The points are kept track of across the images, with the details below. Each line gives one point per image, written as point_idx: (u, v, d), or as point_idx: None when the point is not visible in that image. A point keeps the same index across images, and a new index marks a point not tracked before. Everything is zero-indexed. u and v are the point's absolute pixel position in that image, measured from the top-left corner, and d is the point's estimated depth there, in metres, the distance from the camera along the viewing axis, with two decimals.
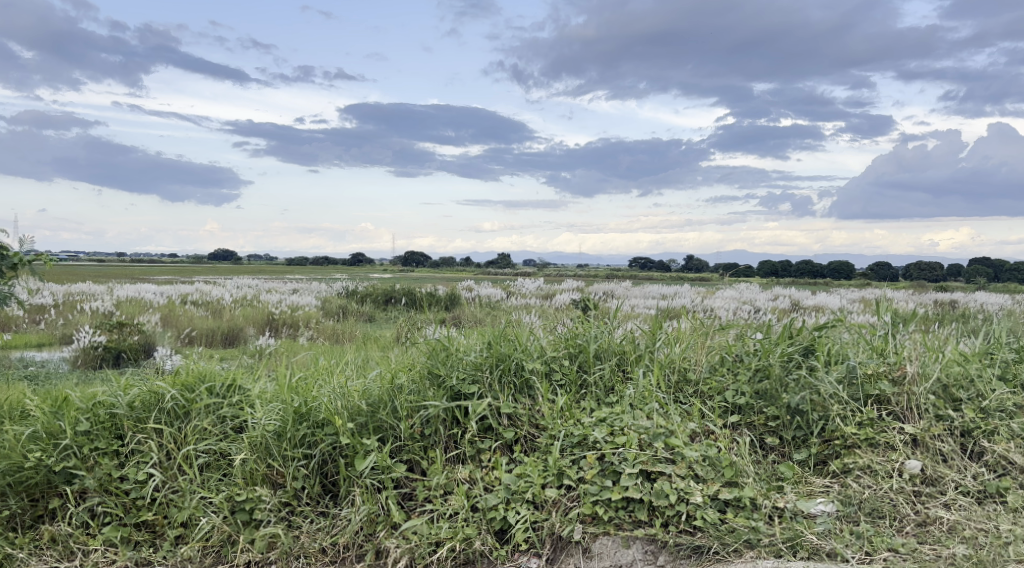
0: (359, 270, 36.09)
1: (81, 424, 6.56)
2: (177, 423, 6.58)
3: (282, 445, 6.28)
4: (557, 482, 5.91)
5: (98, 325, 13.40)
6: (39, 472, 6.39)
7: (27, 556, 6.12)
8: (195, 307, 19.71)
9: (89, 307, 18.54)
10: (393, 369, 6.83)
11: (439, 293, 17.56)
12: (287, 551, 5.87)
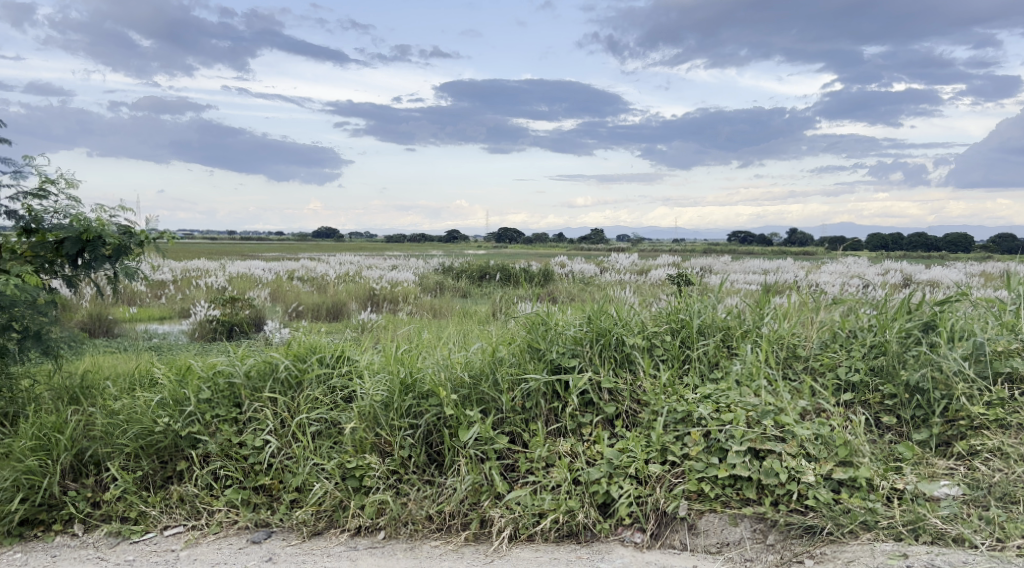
0: (456, 246, 36.45)
1: (203, 392, 6.93)
2: (290, 393, 6.93)
3: (389, 414, 6.36)
4: (661, 458, 5.83)
5: (213, 300, 14.00)
6: (168, 436, 6.76)
7: (158, 514, 6.50)
8: (302, 283, 20.31)
9: (203, 283, 19.32)
10: (493, 343, 6.87)
11: (535, 269, 17.57)
12: (394, 518, 5.94)
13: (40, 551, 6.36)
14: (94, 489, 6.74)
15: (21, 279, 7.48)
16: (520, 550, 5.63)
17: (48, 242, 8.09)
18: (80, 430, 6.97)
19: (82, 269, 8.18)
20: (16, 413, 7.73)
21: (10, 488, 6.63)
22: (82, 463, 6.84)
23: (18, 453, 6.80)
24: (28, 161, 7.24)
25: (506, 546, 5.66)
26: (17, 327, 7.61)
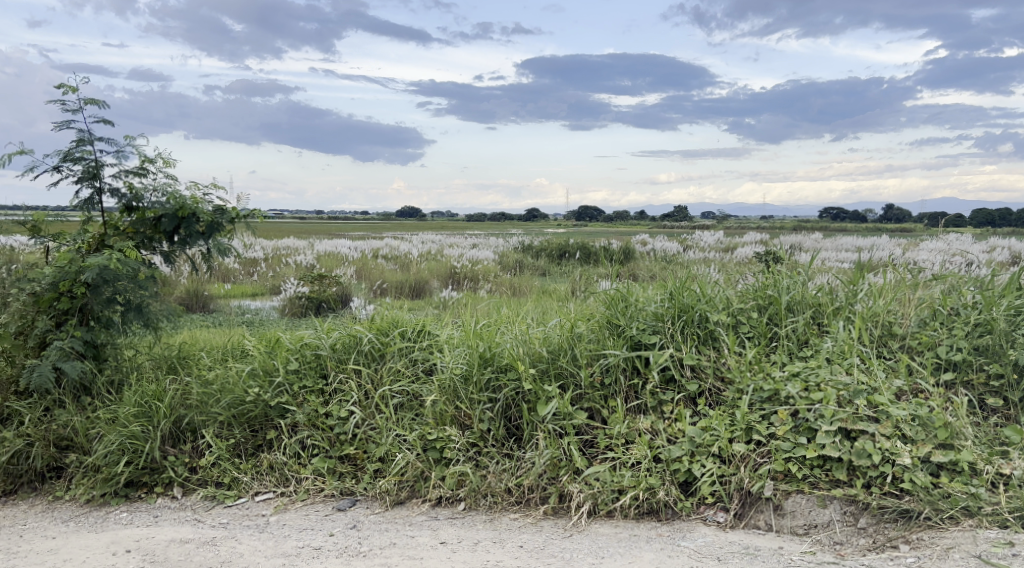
0: (538, 224, 36.38)
1: (291, 363, 7.13)
2: (374, 364, 7.04)
3: (469, 388, 6.34)
4: (745, 437, 5.66)
5: (300, 276, 14.30)
6: (258, 406, 6.96)
7: (250, 480, 6.68)
8: (386, 260, 20.55)
9: (291, 261, 19.73)
10: (572, 318, 6.80)
11: (616, 248, 17.36)
12: (474, 489, 5.92)
13: (142, 511, 6.70)
14: (191, 454, 7.04)
15: (124, 253, 7.85)
16: (601, 525, 5.55)
17: (147, 220, 8.33)
18: (178, 399, 7.27)
19: (178, 246, 8.40)
20: (118, 381, 7.99)
21: (115, 451, 7.02)
22: (180, 430, 7.16)
23: (123, 418, 7.16)
24: (129, 140, 7.55)
25: (585, 521, 5.58)
26: (120, 299, 7.93)
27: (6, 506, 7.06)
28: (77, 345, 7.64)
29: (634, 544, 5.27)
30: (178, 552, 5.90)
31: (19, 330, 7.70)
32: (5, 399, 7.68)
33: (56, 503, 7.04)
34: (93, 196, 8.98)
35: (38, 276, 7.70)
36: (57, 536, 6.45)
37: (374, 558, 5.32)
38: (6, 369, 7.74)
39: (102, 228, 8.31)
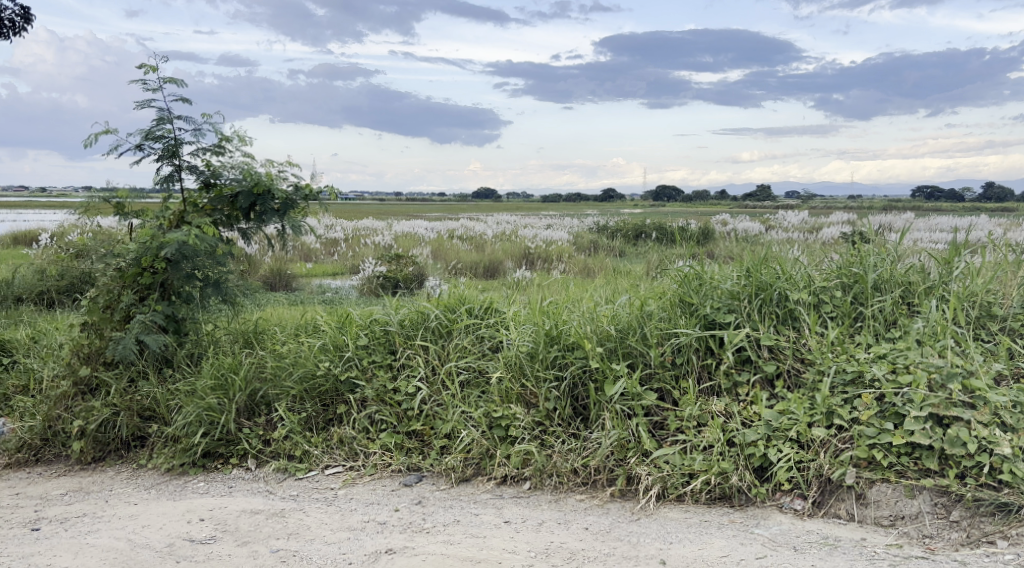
0: (614, 205, 36.02)
1: (361, 338, 7.11)
2: (441, 341, 6.96)
3: (535, 365, 6.19)
4: (826, 422, 5.40)
5: (380, 258, 14.81)
6: (329, 379, 6.97)
7: (321, 454, 6.68)
8: (462, 241, 20.61)
9: (370, 242, 19.89)
10: (642, 296, 6.59)
11: (694, 228, 16.97)
12: (540, 469, 5.77)
13: (218, 481, 6.79)
14: (265, 427, 7.12)
15: (201, 229, 7.90)
16: (671, 510, 5.36)
17: (224, 197, 8.38)
18: (253, 371, 7.34)
19: (254, 222, 8.41)
20: (198, 354, 8.10)
21: (194, 422, 7.10)
22: (255, 402, 7.22)
23: (200, 391, 7.22)
24: (208, 119, 7.52)
25: (653, 505, 5.39)
26: (199, 274, 8.02)
27: (94, 472, 7.41)
28: (158, 319, 7.80)
29: (704, 530, 5.07)
30: (248, 522, 5.93)
31: (105, 304, 7.85)
32: (94, 369, 7.88)
33: (140, 470, 7.29)
34: (173, 173, 9.10)
35: (122, 252, 7.89)
36: (138, 502, 6.65)
37: (437, 535, 5.23)
38: (95, 341, 7.92)
39: (182, 204, 8.40)
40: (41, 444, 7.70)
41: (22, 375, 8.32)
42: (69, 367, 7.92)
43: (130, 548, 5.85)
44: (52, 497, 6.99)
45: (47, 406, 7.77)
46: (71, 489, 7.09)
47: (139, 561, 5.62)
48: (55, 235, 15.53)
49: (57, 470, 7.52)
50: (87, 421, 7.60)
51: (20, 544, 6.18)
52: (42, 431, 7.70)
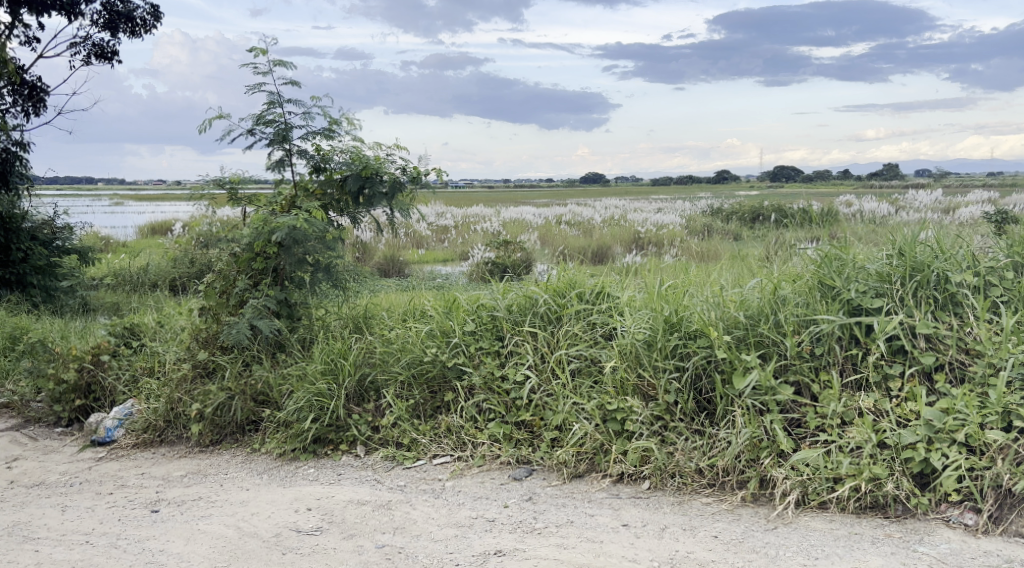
0: (727, 188, 34.96)
1: (467, 324, 6.82)
2: (551, 327, 6.60)
3: (652, 354, 5.73)
4: (1002, 424, 4.84)
5: (487, 245, 14.95)
6: (436, 365, 6.72)
7: (428, 443, 6.45)
8: (571, 226, 20.26)
9: (479, 228, 19.73)
10: (773, 279, 6.05)
11: (816, 209, 16.03)
12: (660, 468, 5.36)
13: (328, 468, 6.64)
14: (374, 414, 6.94)
15: (310, 213, 7.78)
16: (815, 518, 4.86)
17: (334, 181, 8.23)
18: (362, 355, 7.15)
19: (363, 207, 8.21)
20: (309, 339, 7.97)
21: (305, 408, 6.97)
22: (364, 388, 7.06)
23: (310, 375, 7.09)
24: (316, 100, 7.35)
25: (792, 513, 4.90)
26: (310, 259, 7.91)
27: (212, 455, 7.40)
28: (270, 304, 7.72)
29: (855, 545, 4.55)
30: (355, 514, 5.72)
31: (221, 289, 7.86)
32: (211, 353, 7.87)
33: (254, 455, 7.21)
34: (284, 158, 9.04)
35: (237, 238, 7.90)
36: (250, 488, 6.55)
37: (550, 538, 4.87)
38: (212, 326, 7.93)
39: (293, 189, 8.28)
40: (164, 426, 7.78)
41: (151, 358, 8.40)
42: (188, 351, 7.96)
43: (238, 537, 5.73)
44: (173, 479, 7.02)
45: (169, 388, 7.82)
46: (191, 471, 7.11)
47: (246, 551, 5.48)
48: (182, 224, 15.98)
49: (179, 451, 7.56)
50: (205, 404, 7.62)
51: (137, 527, 6.20)
52: (165, 413, 7.77)
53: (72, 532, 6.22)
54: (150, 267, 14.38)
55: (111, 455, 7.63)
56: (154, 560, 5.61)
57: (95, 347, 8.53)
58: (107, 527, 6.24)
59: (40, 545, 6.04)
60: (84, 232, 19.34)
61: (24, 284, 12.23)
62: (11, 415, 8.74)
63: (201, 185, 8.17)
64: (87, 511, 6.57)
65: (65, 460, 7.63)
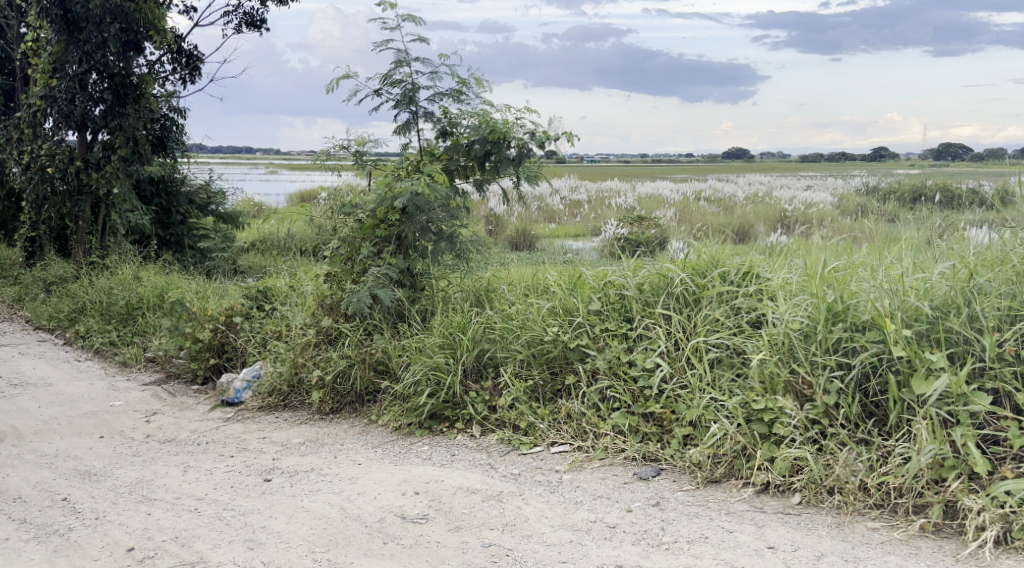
0: (881, 166, 32.80)
1: (593, 303, 6.22)
2: (687, 310, 5.88)
3: (810, 348, 4.96)
4: None
5: (621, 220, 14.43)
6: (557, 346, 6.16)
7: (547, 429, 5.95)
8: (711, 204, 19.26)
9: (613, 203, 19.00)
10: (966, 264, 5.14)
11: (988, 189, 14.46)
12: (815, 481, 4.62)
13: (442, 447, 6.20)
14: (492, 393, 6.43)
15: (433, 177, 7.32)
16: (1016, 562, 4.02)
17: (461, 147, 7.70)
18: (481, 331, 6.64)
19: (490, 173, 7.67)
20: (431, 311, 7.49)
21: (421, 381, 6.55)
22: (482, 364, 6.55)
23: (428, 348, 6.64)
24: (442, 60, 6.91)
25: (988, 553, 4.09)
26: (434, 228, 7.47)
27: (331, 423, 7.08)
28: (391, 273, 7.35)
29: None
30: (464, 504, 5.23)
31: (347, 256, 7.53)
32: (335, 320, 7.52)
33: (371, 426, 6.84)
34: (411, 121, 8.60)
35: (361, 203, 7.50)
36: (362, 462, 6.17)
37: (679, 556, 4.23)
38: (337, 293, 7.57)
39: (418, 154, 7.83)
40: (288, 390, 7.52)
41: (281, 321, 8.14)
42: (313, 317, 7.64)
43: (340, 519, 5.33)
44: (291, 446, 6.75)
45: (294, 353, 7.53)
46: (309, 439, 6.81)
47: (347, 536, 5.08)
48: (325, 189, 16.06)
49: (300, 417, 7.28)
50: (326, 371, 7.30)
51: (246, 496, 5.93)
52: (290, 377, 7.50)
53: (186, 496, 6.01)
54: (296, 236, 14.58)
55: (237, 417, 7.46)
56: (254, 537, 5.28)
57: (230, 308, 8.44)
58: (218, 494, 6.00)
59: (153, 507, 5.85)
60: (236, 197, 19.94)
61: (181, 245, 12.80)
62: (154, 370, 8.80)
63: (339, 157, 7.84)
64: (205, 473, 6.38)
65: (196, 419, 7.53)
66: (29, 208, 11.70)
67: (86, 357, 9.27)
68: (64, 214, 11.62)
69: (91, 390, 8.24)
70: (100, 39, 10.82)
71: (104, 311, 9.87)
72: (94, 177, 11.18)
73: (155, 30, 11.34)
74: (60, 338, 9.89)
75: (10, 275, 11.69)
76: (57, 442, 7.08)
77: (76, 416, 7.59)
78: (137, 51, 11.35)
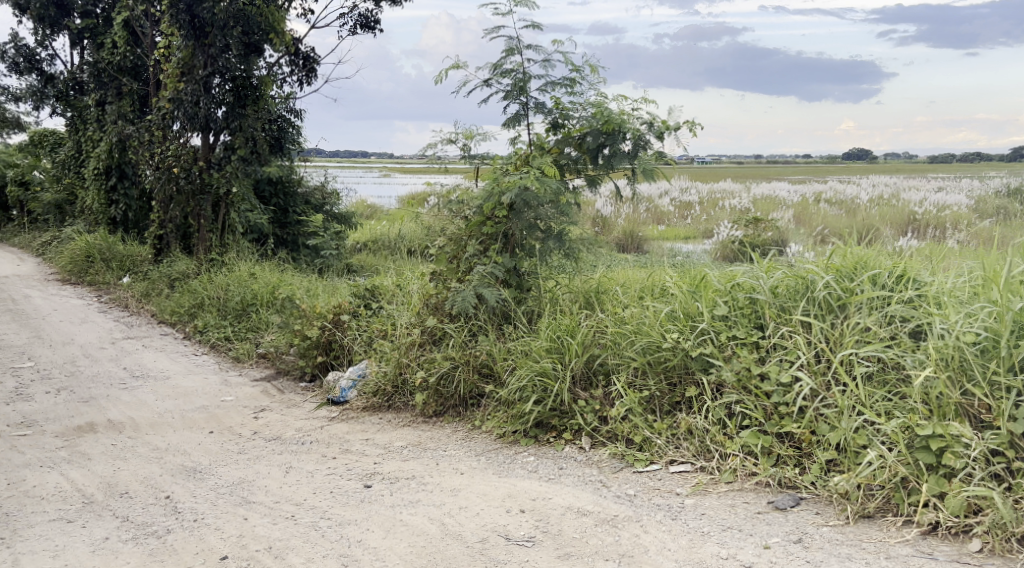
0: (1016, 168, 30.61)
1: (719, 307, 5.63)
2: (830, 318, 5.23)
3: (990, 366, 4.46)
4: None
5: (736, 222, 13.75)
6: (677, 354, 5.59)
7: (665, 445, 5.40)
8: (832, 205, 18.17)
9: (727, 204, 18.17)
10: None
11: None
12: (999, 526, 4.09)
13: (549, 459, 5.71)
14: (603, 402, 5.88)
15: (543, 171, 6.85)
16: None
17: (572, 140, 7.18)
18: (591, 335, 6.11)
19: (603, 168, 7.11)
20: (537, 313, 7.01)
21: (527, 387, 6.08)
22: (592, 371, 6.02)
23: (534, 352, 6.16)
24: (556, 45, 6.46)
25: None
26: (542, 225, 6.98)
27: (433, 427, 6.68)
28: (498, 272, 6.89)
29: None
30: (574, 527, 4.74)
31: (452, 254, 7.16)
32: (439, 320, 7.14)
33: (475, 432, 6.41)
34: (521, 112, 8.13)
35: (468, 198, 7.09)
36: (464, 472, 5.74)
37: None
38: (443, 293, 7.20)
39: (528, 148, 7.35)
40: (392, 391, 7.16)
41: (386, 320, 7.80)
42: (418, 317, 7.28)
43: (440, 536, 4.91)
44: (393, 449, 6.38)
45: (398, 353, 7.17)
46: (411, 443, 6.43)
47: (448, 557, 4.65)
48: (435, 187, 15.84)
49: (404, 419, 6.91)
50: (429, 373, 6.90)
51: (344, 504, 5.56)
52: (394, 377, 7.15)
53: (285, 500, 5.70)
54: (405, 235, 14.43)
55: (342, 416, 7.13)
56: (349, 552, 4.91)
57: (338, 306, 8.14)
58: (317, 500, 5.66)
59: (251, 511, 5.56)
60: (347, 197, 20.03)
61: (297, 244, 12.85)
62: (265, 366, 8.62)
63: (451, 159, 7.44)
64: (307, 476, 6.06)
65: (302, 417, 7.26)
66: (159, 207, 11.61)
67: (202, 351, 9.15)
68: (189, 213, 11.49)
69: (205, 384, 8.11)
70: (224, 43, 10.76)
71: (221, 307, 9.78)
72: (215, 177, 11.20)
73: (274, 33, 11.24)
74: (179, 332, 9.82)
75: (140, 272, 11.68)
76: (169, 435, 6.91)
77: (189, 410, 7.44)
78: (257, 54, 11.30)
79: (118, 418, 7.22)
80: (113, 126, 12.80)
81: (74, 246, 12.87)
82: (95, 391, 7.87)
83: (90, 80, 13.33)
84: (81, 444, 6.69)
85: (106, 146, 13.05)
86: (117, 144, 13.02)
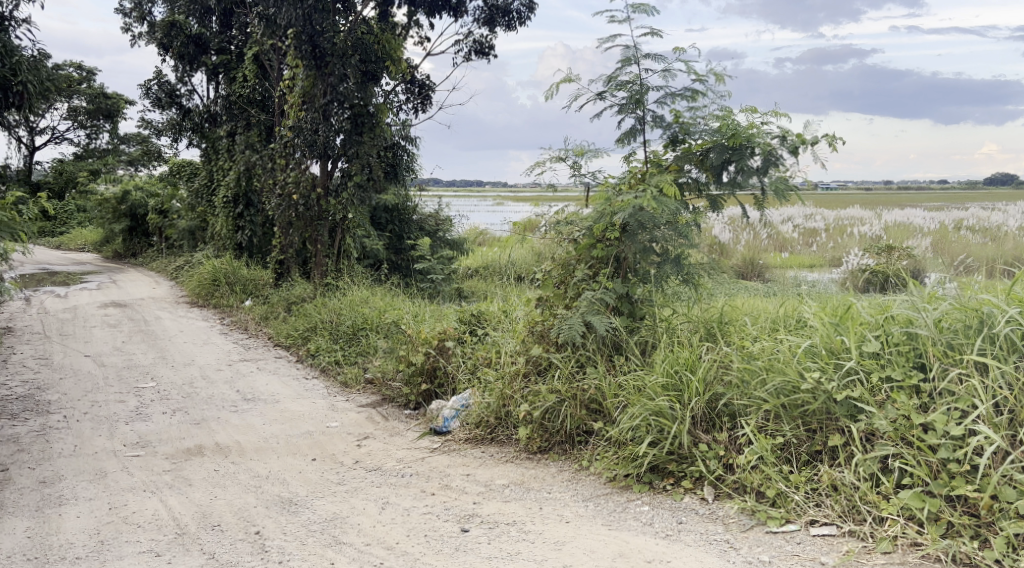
0: None
1: (869, 343, 4.78)
2: (1014, 359, 4.42)
3: None
4: None
5: (868, 249, 12.70)
6: (818, 398, 4.78)
7: (804, 502, 4.60)
8: (975, 233, 16.69)
9: (857, 231, 16.93)
10: None
11: None
12: None
13: (666, 510, 4.97)
14: (728, 447, 5.09)
15: (660, 190, 6.14)
16: None
17: (694, 155, 6.38)
18: (715, 370, 5.31)
19: (727, 187, 6.32)
20: (652, 344, 6.25)
21: (641, 427, 5.34)
22: (715, 413, 5.21)
23: (649, 388, 5.41)
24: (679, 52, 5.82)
25: None
26: (658, 248, 6.27)
27: (538, 465, 6.01)
28: (608, 298, 6.22)
29: None
30: None
31: (559, 279, 6.52)
32: (545, 349, 6.49)
33: (582, 474, 5.72)
34: (638, 127, 7.40)
35: (577, 219, 6.47)
36: (571, 520, 5.05)
37: None
38: (548, 320, 6.54)
39: (643, 166, 6.60)
40: (495, 423, 6.54)
41: (491, 347, 7.22)
42: (523, 345, 6.64)
43: None
44: (494, 488, 5.74)
45: (502, 383, 6.56)
46: (514, 482, 5.78)
47: None
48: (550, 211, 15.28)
49: (506, 453, 6.26)
50: (534, 406, 6.26)
51: (437, 552, 4.95)
52: (497, 409, 6.54)
53: (377, 542, 5.12)
54: (517, 260, 13.92)
55: (445, 447, 6.53)
56: None
57: (444, 332, 7.60)
58: (410, 544, 5.06)
59: (340, 555, 5.01)
60: (462, 223, 19.71)
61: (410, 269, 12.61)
62: (372, 391, 8.11)
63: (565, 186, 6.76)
64: (403, 514, 5.47)
65: (404, 446, 6.69)
66: (279, 232, 11.34)
67: (313, 374, 8.75)
68: (307, 238, 11.15)
69: (314, 409, 7.68)
70: (343, 72, 10.32)
71: (332, 330, 9.39)
72: (332, 205, 11.01)
73: (391, 61, 10.94)
74: (292, 355, 9.45)
75: (260, 295, 11.33)
76: (273, 461, 6.46)
77: (295, 436, 7.00)
78: (375, 81, 10.92)
79: (226, 442, 6.83)
80: (241, 154, 12.70)
81: (201, 270, 12.89)
82: (208, 412, 7.54)
83: (223, 112, 13.25)
84: (186, 468, 6.30)
85: (234, 174, 13.07)
86: (244, 173, 13.02)
